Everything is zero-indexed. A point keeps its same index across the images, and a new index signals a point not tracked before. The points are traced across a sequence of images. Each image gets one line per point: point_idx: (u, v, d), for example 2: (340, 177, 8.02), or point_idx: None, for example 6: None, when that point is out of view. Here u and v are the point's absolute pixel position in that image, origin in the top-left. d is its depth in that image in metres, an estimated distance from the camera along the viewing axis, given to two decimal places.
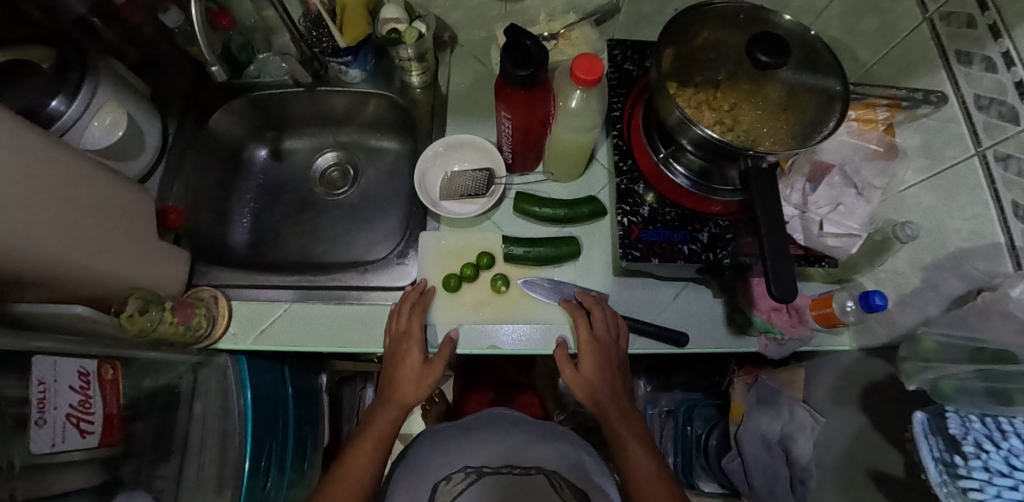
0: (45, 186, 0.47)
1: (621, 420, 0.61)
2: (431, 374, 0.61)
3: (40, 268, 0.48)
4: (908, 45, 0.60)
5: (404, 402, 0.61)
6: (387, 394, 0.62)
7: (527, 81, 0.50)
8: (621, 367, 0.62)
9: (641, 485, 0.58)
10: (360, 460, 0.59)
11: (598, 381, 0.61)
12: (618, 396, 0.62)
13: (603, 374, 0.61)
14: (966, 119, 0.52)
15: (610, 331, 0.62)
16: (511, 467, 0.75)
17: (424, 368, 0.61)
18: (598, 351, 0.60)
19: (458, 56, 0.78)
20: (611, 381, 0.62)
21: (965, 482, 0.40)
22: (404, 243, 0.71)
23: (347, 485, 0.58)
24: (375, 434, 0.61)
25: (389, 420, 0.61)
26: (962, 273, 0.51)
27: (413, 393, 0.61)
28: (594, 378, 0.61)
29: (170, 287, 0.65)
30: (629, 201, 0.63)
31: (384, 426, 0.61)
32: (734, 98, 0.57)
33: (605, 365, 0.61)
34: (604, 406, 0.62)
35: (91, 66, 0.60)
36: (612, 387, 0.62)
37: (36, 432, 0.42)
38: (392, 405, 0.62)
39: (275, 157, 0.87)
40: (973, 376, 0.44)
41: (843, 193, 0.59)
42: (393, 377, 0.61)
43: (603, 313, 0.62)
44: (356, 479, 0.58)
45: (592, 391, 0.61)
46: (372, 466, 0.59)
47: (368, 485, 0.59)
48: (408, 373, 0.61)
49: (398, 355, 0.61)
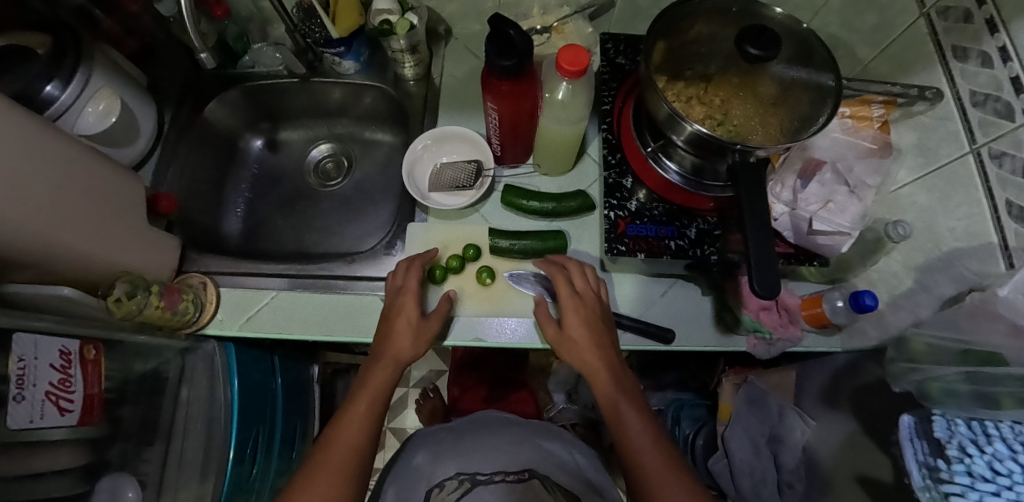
0: (36, 168, 0.48)
1: (615, 384, 0.54)
2: (427, 330, 0.59)
3: (29, 249, 0.49)
4: (905, 41, 0.59)
5: (400, 359, 0.57)
6: (380, 351, 0.57)
7: (512, 71, 0.51)
8: (608, 325, 0.58)
9: (645, 460, 0.49)
10: (353, 420, 0.53)
11: (586, 338, 0.56)
12: (611, 357, 0.56)
13: (589, 329, 0.56)
14: (961, 117, 0.52)
15: (590, 286, 0.59)
16: (504, 474, 0.69)
17: (421, 323, 0.59)
18: (581, 305, 0.57)
19: (452, 49, 0.78)
20: (602, 338, 0.56)
21: (947, 487, 0.39)
22: (392, 235, 0.70)
23: (340, 448, 0.51)
24: (369, 394, 0.55)
25: (383, 377, 0.56)
26: (954, 274, 0.50)
27: (411, 348, 0.57)
28: (581, 334, 0.56)
29: (159, 273, 0.66)
30: (617, 195, 0.63)
31: (379, 384, 0.55)
32: (724, 92, 0.58)
33: (591, 319, 0.57)
34: (597, 370, 0.55)
35: (86, 52, 0.61)
36: (603, 345, 0.56)
37: (14, 407, 0.42)
38: (386, 362, 0.56)
39: (270, 147, 0.88)
40: (963, 378, 0.43)
41: (834, 191, 0.56)
42: (386, 331, 0.58)
43: (579, 269, 0.60)
44: (350, 442, 0.51)
45: (581, 351, 0.55)
46: (366, 431, 0.53)
47: (363, 451, 0.52)
48: (404, 326, 0.58)
49: (393, 307, 0.59)
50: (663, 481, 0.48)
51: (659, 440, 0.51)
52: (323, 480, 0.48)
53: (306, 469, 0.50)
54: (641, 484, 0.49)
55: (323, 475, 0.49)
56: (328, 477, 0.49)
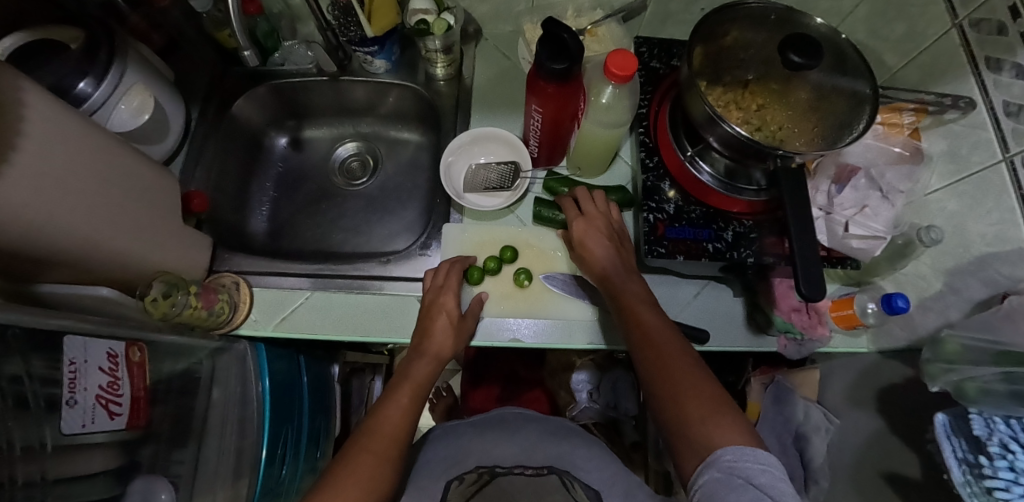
0: (76, 165, 0.47)
1: (621, 283, 0.56)
2: (465, 327, 0.61)
3: (73, 249, 0.48)
4: (935, 52, 0.61)
5: (441, 356, 0.58)
6: (420, 345, 0.58)
7: (561, 75, 0.51)
8: (620, 239, 0.61)
9: (652, 350, 0.49)
10: (396, 412, 0.53)
11: (595, 245, 0.59)
12: (622, 265, 0.58)
13: (598, 235, 0.60)
14: (994, 125, 0.53)
15: (599, 205, 0.63)
16: (522, 468, 0.75)
17: (461, 322, 0.60)
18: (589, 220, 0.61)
19: (483, 49, 0.78)
20: (609, 246, 0.59)
21: (989, 482, 0.41)
22: (427, 235, 0.71)
23: (385, 436, 0.50)
24: (412, 386, 0.55)
25: (425, 370, 0.57)
26: (986, 278, 0.52)
27: (451, 345, 0.59)
28: (593, 239, 0.60)
29: (192, 272, 0.65)
30: (654, 198, 0.64)
31: (421, 377, 0.56)
32: (763, 98, 0.58)
33: (600, 230, 0.60)
34: (606, 272, 0.57)
35: (119, 48, 0.60)
36: (608, 252, 0.59)
37: (67, 411, 0.42)
38: (428, 357, 0.57)
39: (294, 146, 0.87)
40: (997, 378, 0.44)
41: (868, 196, 0.59)
42: (427, 329, 0.59)
43: (588, 193, 0.65)
44: (393, 431, 0.51)
45: (593, 257, 0.59)
46: (408, 422, 0.53)
47: (404, 439, 0.51)
48: (442, 323, 0.59)
49: (434, 306, 0.60)
50: (670, 368, 0.47)
51: (666, 331, 0.50)
52: (370, 461, 0.48)
53: (350, 454, 0.49)
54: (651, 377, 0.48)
55: (367, 457, 0.48)
56: (371, 461, 0.48)
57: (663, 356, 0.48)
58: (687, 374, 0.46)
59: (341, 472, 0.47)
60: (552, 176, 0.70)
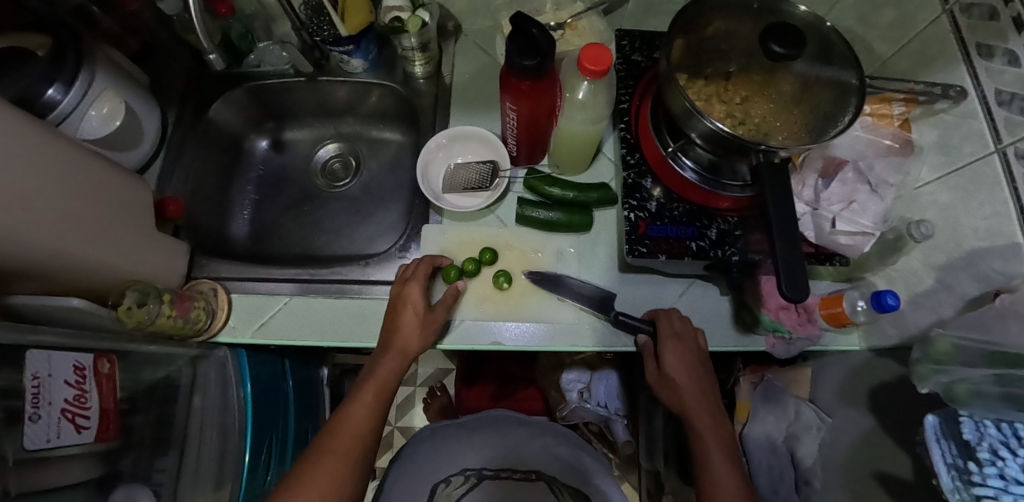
0: (39, 174, 0.46)
1: (710, 426, 0.57)
2: (433, 319, 0.58)
3: (39, 260, 0.47)
4: (926, 38, 0.58)
5: (407, 352, 0.57)
6: (387, 342, 0.58)
7: (535, 71, 0.49)
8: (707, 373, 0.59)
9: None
10: (359, 413, 0.55)
11: (684, 389, 0.58)
12: (708, 406, 0.58)
13: (690, 377, 0.58)
14: (985, 115, 0.51)
15: (687, 343, 0.59)
16: (511, 472, 0.79)
17: (428, 313, 0.58)
18: (683, 359, 0.58)
19: (462, 45, 0.77)
20: (698, 389, 0.58)
21: (979, 489, 0.39)
22: (406, 237, 0.70)
23: (346, 436, 0.54)
24: (377, 384, 0.57)
25: (392, 368, 0.57)
26: (978, 273, 0.50)
27: (418, 340, 0.58)
28: (681, 375, 0.58)
29: (168, 280, 0.64)
30: (636, 195, 0.62)
31: (385, 377, 0.57)
32: (746, 90, 0.56)
33: (691, 370, 0.58)
34: (696, 413, 0.58)
35: (88, 53, 0.59)
36: (695, 398, 0.58)
37: (29, 427, 0.41)
38: (393, 353, 0.57)
39: (276, 148, 0.86)
40: (990, 380, 0.42)
41: (856, 190, 0.58)
42: (395, 323, 0.58)
43: (670, 311, 0.61)
44: (354, 431, 0.54)
45: (678, 394, 0.58)
46: (373, 422, 0.56)
47: (367, 437, 0.55)
48: (409, 317, 0.58)
49: (399, 299, 0.59)
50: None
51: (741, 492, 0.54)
52: (331, 462, 0.52)
53: (314, 451, 0.53)
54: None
55: (329, 459, 0.52)
56: (331, 463, 0.52)
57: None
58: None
59: (304, 470, 0.52)
60: (534, 174, 0.68)
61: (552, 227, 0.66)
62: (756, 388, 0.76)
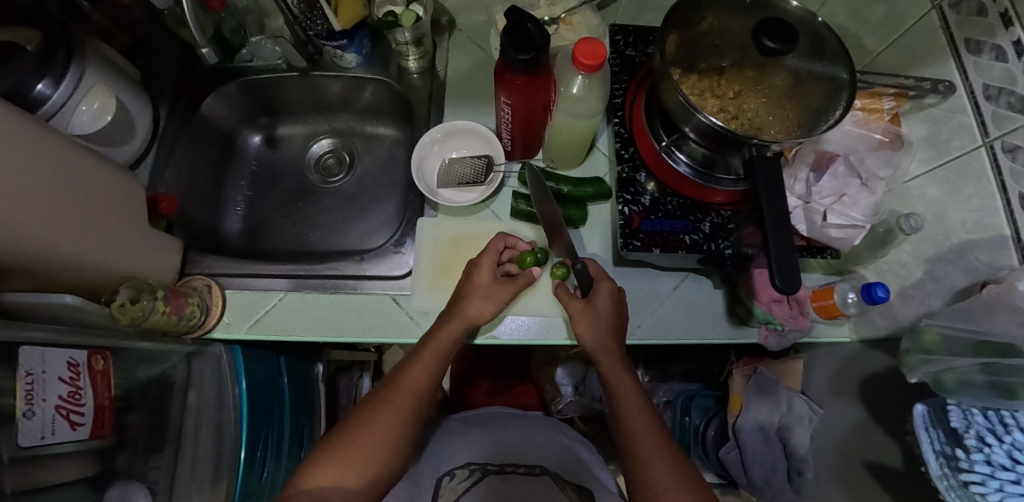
0: (33, 171, 0.46)
1: (614, 364, 0.54)
2: (500, 290, 0.57)
3: (31, 259, 0.47)
4: (914, 34, 0.59)
5: (472, 319, 0.56)
6: (453, 306, 0.57)
7: (528, 65, 0.49)
8: (619, 311, 0.57)
9: (644, 451, 0.50)
10: (416, 372, 0.55)
11: (592, 324, 0.55)
12: (615, 344, 0.55)
13: (607, 313, 0.56)
14: (974, 110, 0.51)
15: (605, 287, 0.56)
16: (514, 466, 0.68)
17: (495, 284, 0.58)
18: (606, 296, 0.56)
19: (456, 40, 0.77)
20: (610, 326, 0.55)
21: (966, 476, 0.40)
22: (402, 232, 0.70)
23: (402, 393, 0.54)
24: (436, 346, 0.55)
25: (451, 334, 0.55)
26: (966, 265, 0.51)
27: (483, 311, 0.57)
28: (600, 313, 0.55)
29: (162, 277, 0.64)
30: (630, 190, 0.62)
31: (445, 338, 0.55)
32: (740, 85, 0.56)
33: (610, 307, 0.56)
34: (606, 350, 0.55)
35: (78, 47, 0.58)
36: (602, 336, 0.55)
37: (24, 423, 0.41)
38: (454, 318, 0.56)
39: (269, 144, 0.86)
40: (976, 369, 0.42)
41: (846, 184, 0.58)
42: (464, 291, 0.58)
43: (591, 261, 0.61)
44: (410, 389, 0.55)
45: (593, 328, 0.55)
46: (430, 380, 0.56)
47: (421, 396, 0.55)
48: (475, 287, 0.58)
49: (472, 269, 0.59)
50: (655, 468, 0.49)
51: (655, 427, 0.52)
52: (387, 415, 0.53)
53: (371, 406, 0.54)
54: (635, 466, 0.51)
55: (384, 413, 0.53)
56: (388, 416, 0.53)
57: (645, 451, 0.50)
58: (670, 481, 0.49)
59: (358, 423, 0.53)
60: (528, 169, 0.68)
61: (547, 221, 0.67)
62: (750, 379, 0.77)
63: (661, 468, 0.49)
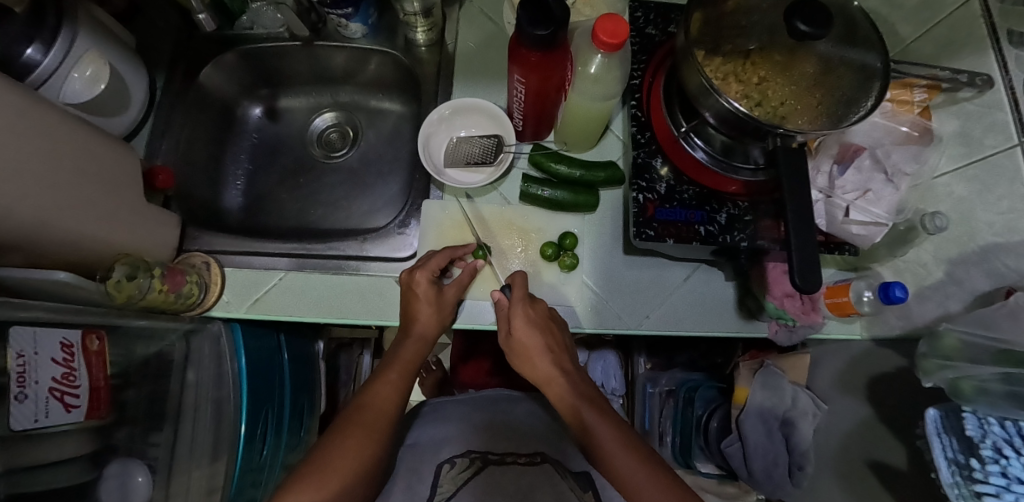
0: (19, 143, 0.43)
1: (562, 387, 0.53)
2: (446, 302, 0.59)
3: (25, 234, 0.45)
4: (954, 22, 0.56)
5: (427, 335, 0.58)
6: (406, 327, 0.58)
7: (547, 41, 0.46)
8: (559, 331, 0.56)
9: (611, 462, 0.47)
10: (386, 389, 0.54)
11: (535, 357, 0.54)
12: (560, 372, 0.53)
13: (539, 339, 0.54)
14: (1013, 107, 0.48)
15: (539, 306, 0.57)
16: (516, 456, 0.62)
17: (441, 296, 0.59)
18: (527, 322, 0.55)
19: (467, 12, 0.73)
20: (552, 354, 0.54)
21: (980, 486, 0.38)
22: (405, 213, 0.68)
23: (374, 410, 0.51)
24: (402, 365, 0.56)
25: (414, 350, 0.57)
26: (990, 269, 0.49)
27: (435, 324, 0.58)
28: (534, 344, 0.54)
29: (158, 253, 0.63)
30: (645, 177, 0.60)
31: (410, 356, 0.57)
32: (765, 70, 0.51)
33: (537, 332, 0.54)
34: (551, 378, 0.53)
35: (68, 9, 0.55)
36: (546, 363, 0.53)
37: (15, 407, 0.40)
38: (414, 338, 0.57)
39: (270, 116, 0.83)
40: (997, 379, 0.40)
41: (871, 179, 0.56)
42: (409, 310, 0.58)
43: (523, 276, 0.59)
44: (382, 404, 0.52)
45: (533, 360, 0.54)
46: (398, 399, 0.54)
47: (393, 413, 0.52)
48: (422, 302, 0.57)
49: (411, 290, 0.58)
50: (634, 477, 0.45)
51: (624, 437, 0.48)
52: (359, 435, 0.49)
53: (339, 429, 0.50)
54: (613, 476, 0.47)
55: (357, 432, 0.49)
56: (363, 435, 0.49)
57: (621, 467, 0.46)
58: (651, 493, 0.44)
59: (331, 444, 0.48)
60: (540, 150, 0.66)
61: (557, 206, 0.65)
62: (756, 373, 0.75)
63: (644, 485, 0.45)
